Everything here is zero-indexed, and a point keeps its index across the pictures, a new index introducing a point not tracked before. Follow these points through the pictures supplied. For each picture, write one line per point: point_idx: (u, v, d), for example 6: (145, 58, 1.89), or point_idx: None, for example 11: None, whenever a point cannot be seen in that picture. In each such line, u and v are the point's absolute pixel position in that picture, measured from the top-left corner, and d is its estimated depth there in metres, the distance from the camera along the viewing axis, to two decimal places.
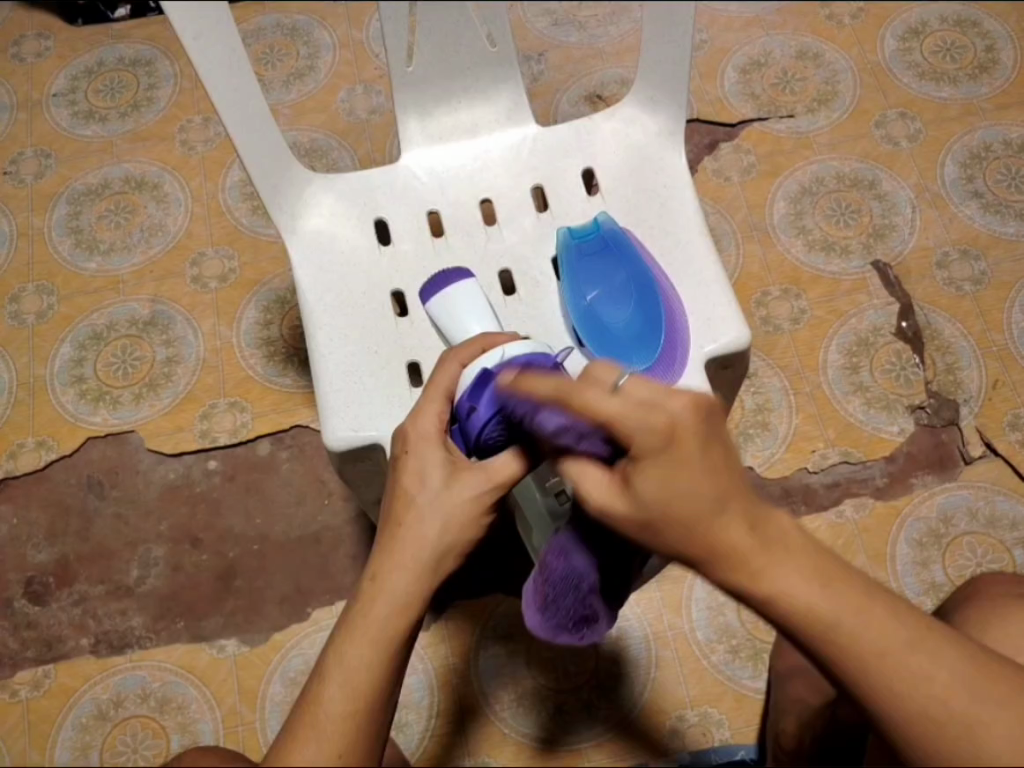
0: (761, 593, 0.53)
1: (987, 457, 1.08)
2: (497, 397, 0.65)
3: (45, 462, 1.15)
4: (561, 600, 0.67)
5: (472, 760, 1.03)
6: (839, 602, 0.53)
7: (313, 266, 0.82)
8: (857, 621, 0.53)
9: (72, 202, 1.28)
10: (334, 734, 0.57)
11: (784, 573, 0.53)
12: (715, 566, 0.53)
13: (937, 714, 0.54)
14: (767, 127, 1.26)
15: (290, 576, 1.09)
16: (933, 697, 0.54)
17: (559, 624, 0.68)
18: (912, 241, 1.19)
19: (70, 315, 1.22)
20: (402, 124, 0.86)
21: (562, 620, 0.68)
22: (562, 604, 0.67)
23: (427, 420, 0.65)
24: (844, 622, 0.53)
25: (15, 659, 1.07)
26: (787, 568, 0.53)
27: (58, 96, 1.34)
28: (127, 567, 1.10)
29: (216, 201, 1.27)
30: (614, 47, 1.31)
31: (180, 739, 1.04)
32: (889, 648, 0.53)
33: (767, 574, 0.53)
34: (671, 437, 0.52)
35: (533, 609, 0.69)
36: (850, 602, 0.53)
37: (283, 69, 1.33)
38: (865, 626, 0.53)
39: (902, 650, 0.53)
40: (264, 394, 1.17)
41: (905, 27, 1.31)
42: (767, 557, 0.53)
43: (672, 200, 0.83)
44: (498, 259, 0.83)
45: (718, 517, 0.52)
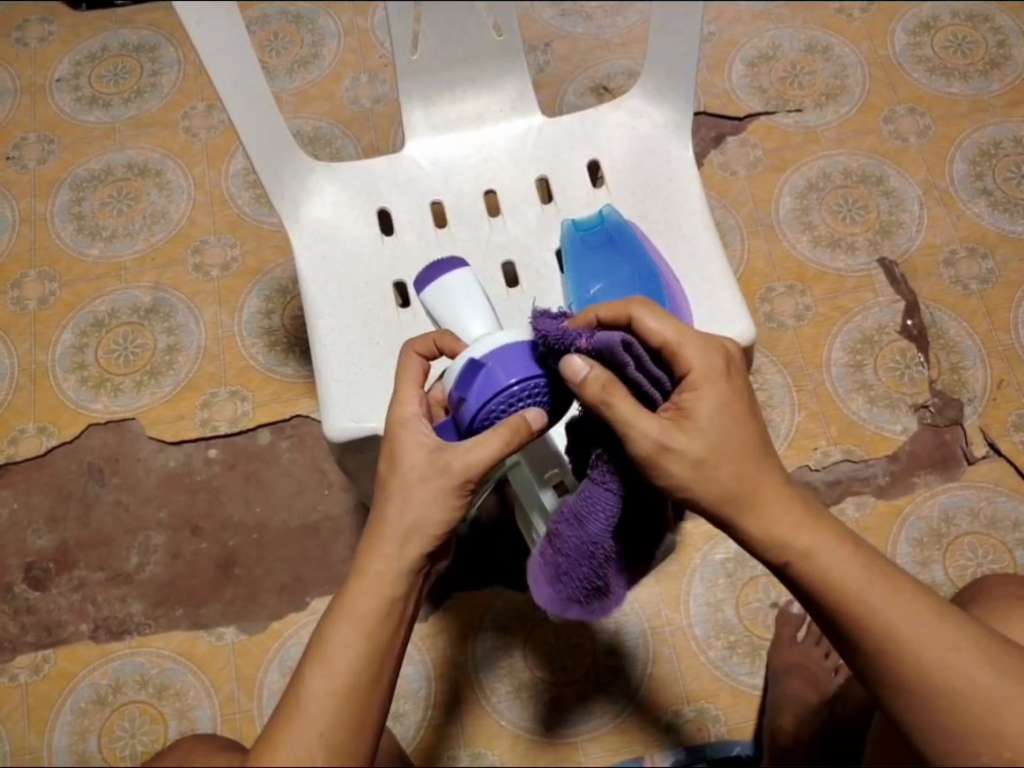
0: (797, 539, 0.64)
1: (990, 457, 1.07)
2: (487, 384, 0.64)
3: (46, 448, 1.15)
4: (576, 571, 0.68)
5: (468, 751, 1.03)
6: (862, 566, 0.63)
7: (315, 256, 0.82)
8: (880, 580, 0.63)
9: (75, 188, 1.28)
10: (319, 716, 0.58)
11: (805, 529, 0.64)
12: (755, 506, 0.64)
13: (954, 682, 0.62)
14: (775, 121, 1.25)
15: (289, 565, 1.09)
16: (951, 666, 0.62)
17: (569, 596, 0.70)
18: (919, 238, 1.18)
19: (72, 302, 1.22)
20: (407, 113, 0.85)
21: (574, 589, 0.69)
22: (573, 575, 0.68)
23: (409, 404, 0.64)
24: (865, 581, 0.63)
25: (15, 644, 1.07)
26: (820, 527, 0.64)
27: (62, 81, 1.33)
28: (127, 553, 1.11)
29: (218, 189, 1.26)
30: (621, 39, 1.30)
31: (178, 725, 1.04)
32: (913, 612, 0.62)
33: (802, 523, 0.64)
34: (725, 376, 0.63)
35: (544, 582, 0.72)
36: (870, 569, 0.63)
37: (287, 57, 1.32)
38: (885, 588, 0.63)
39: (921, 619, 0.62)
40: (265, 383, 1.17)
41: (916, 21, 1.29)
42: (796, 508, 0.64)
43: (678, 194, 0.82)
44: (501, 252, 0.83)
45: (757, 461, 0.64)
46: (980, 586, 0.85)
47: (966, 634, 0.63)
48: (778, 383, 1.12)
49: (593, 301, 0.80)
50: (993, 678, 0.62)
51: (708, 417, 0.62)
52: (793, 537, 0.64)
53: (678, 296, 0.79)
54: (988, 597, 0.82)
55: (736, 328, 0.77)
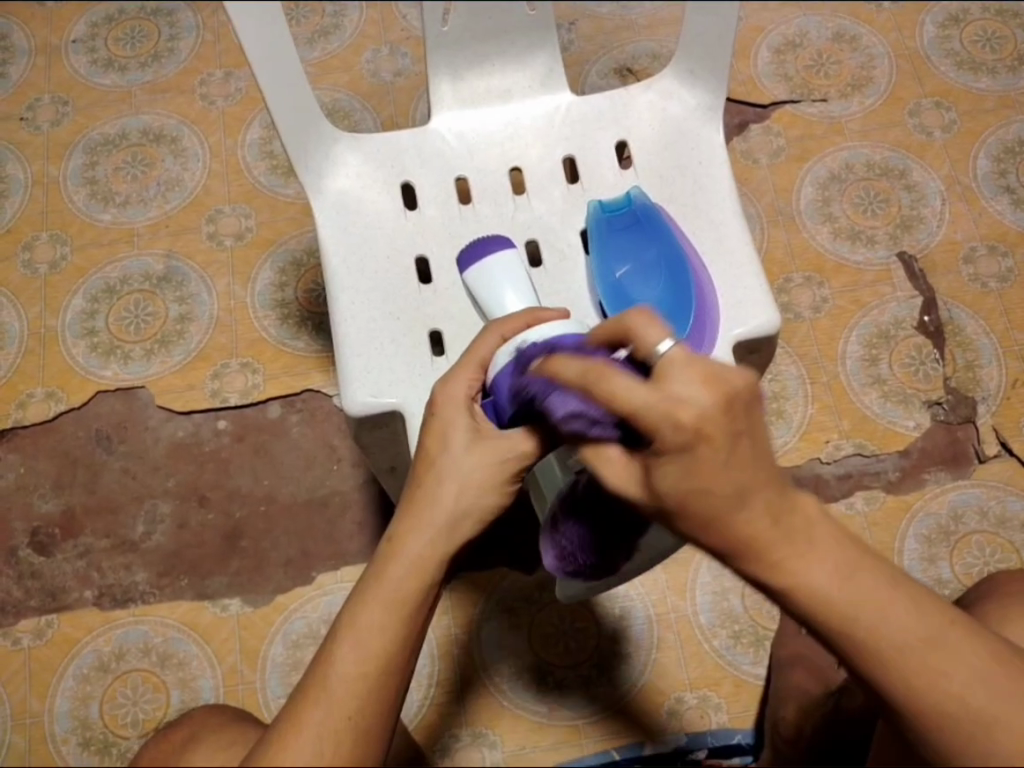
0: (786, 583, 0.53)
1: (1000, 456, 1.07)
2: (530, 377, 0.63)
3: (54, 414, 1.14)
4: (580, 558, 0.69)
5: (469, 730, 1.03)
6: (863, 598, 0.53)
7: (337, 228, 0.81)
8: (879, 615, 0.54)
9: (89, 152, 1.26)
10: (346, 700, 0.57)
11: (808, 568, 0.53)
12: (739, 557, 0.53)
13: (951, 708, 0.56)
14: (799, 110, 1.24)
15: (296, 539, 1.09)
16: (949, 693, 0.55)
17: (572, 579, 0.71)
18: (940, 234, 1.17)
19: (83, 266, 1.21)
20: (434, 86, 0.84)
21: (583, 574, 0.70)
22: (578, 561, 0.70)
23: (457, 385, 0.64)
24: (863, 617, 0.54)
25: (18, 608, 1.07)
26: (816, 563, 0.53)
27: (79, 42, 1.32)
28: (133, 521, 1.10)
29: (235, 158, 1.25)
30: (647, 20, 1.29)
31: (180, 695, 1.04)
32: (914, 641, 0.54)
33: (796, 565, 0.53)
34: (700, 435, 0.49)
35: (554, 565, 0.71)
36: (873, 597, 0.54)
37: (308, 26, 1.31)
38: (886, 619, 0.54)
39: (921, 649, 0.54)
40: (277, 356, 1.16)
41: (945, 14, 1.28)
42: (791, 550, 0.52)
43: (707, 178, 0.81)
44: (525, 229, 0.82)
45: (741, 511, 0.51)
46: (991, 584, 0.85)
47: (966, 648, 0.56)
48: (791, 375, 1.12)
49: (618, 283, 0.79)
50: (996, 695, 0.56)
51: (675, 480, 0.51)
52: (781, 581, 0.53)
53: (705, 282, 0.78)
54: (999, 594, 0.82)
55: (761, 316, 0.77)
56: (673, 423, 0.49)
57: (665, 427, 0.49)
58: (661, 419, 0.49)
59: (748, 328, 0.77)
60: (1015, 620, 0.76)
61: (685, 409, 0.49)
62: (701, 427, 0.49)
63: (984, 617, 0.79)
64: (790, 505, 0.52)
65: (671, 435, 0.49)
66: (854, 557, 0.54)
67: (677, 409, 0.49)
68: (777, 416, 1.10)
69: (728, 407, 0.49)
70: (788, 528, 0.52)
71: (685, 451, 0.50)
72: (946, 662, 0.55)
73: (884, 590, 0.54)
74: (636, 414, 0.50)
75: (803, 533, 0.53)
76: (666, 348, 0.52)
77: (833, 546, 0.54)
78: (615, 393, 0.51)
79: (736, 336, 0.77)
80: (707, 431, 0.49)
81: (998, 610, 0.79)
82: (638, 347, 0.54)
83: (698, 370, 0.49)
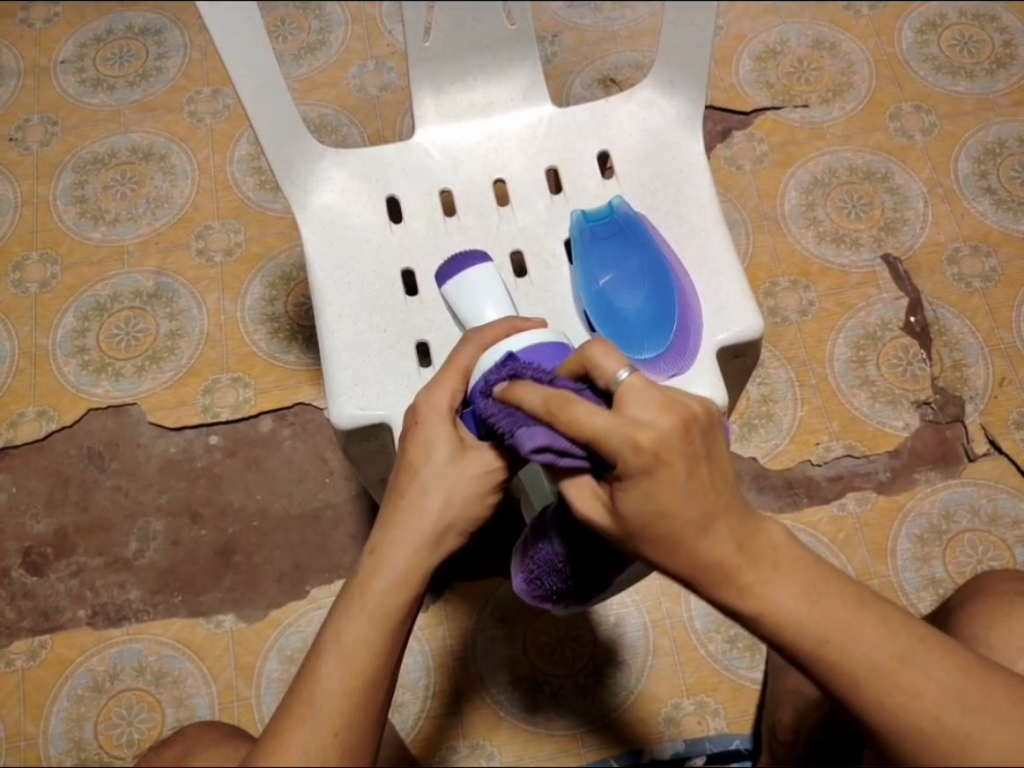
0: (752, 607, 0.53)
1: (990, 455, 1.08)
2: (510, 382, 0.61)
3: (46, 432, 1.14)
4: (541, 579, 0.67)
5: (466, 742, 1.03)
6: (830, 620, 0.52)
7: (323, 241, 0.82)
8: (846, 635, 0.52)
9: (78, 171, 1.27)
10: (334, 718, 0.56)
11: (774, 590, 0.52)
12: (703, 583, 0.53)
13: (925, 727, 0.53)
14: (782, 116, 1.25)
15: (289, 553, 1.09)
16: (924, 714, 0.53)
17: (542, 598, 0.69)
18: (924, 236, 1.18)
19: (74, 285, 1.21)
20: (417, 101, 0.85)
21: (545, 594, 0.68)
22: (545, 581, 0.67)
23: (440, 395, 0.63)
24: (831, 640, 0.52)
25: (12, 629, 1.07)
26: (780, 589, 0.52)
27: (67, 63, 1.33)
28: (126, 540, 1.10)
29: (223, 175, 1.26)
30: (630, 31, 1.30)
31: (176, 713, 1.04)
32: (883, 663, 0.53)
33: (762, 590, 0.52)
34: (660, 459, 0.49)
35: (521, 578, 0.69)
36: (838, 618, 0.53)
37: (294, 43, 1.32)
38: (852, 639, 0.52)
39: (890, 668, 0.53)
40: (268, 370, 1.16)
41: (923, 19, 1.30)
42: (756, 574, 0.52)
43: (688, 186, 0.82)
44: (511, 240, 0.82)
45: (704, 537, 0.51)
46: (977, 582, 0.85)
47: (939, 666, 0.54)
48: (780, 378, 1.13)
49: (602, 292, 0.79)
50: (972, 715, 0.53)
51: (634, 504, 0.51)
52: (747, 606, 0.53)
53: (688, 290, 0.79)
54: (989, 590, 0.81)
55: (744, 322, 0.77)
56: (633, 444, 0.49)
57: (626, 450, 0.50)
58: (624, 441, 0.50)
59: (730, 333, 0.77)
60: (1003, 618, 0.76)
61: (644, 432, 0.49)
62: (660, 450, 0.49)
63: (971, 618, 0.78)
64: (754, 530, 0.52)
65: (631, 459, 0.50)
66: (820, 580, 0.53)
67: (637, 431, 0.50)
68: (767, 419, 1.11)
69: (686, 432, 0.50)
70: (752, 553, 0.52)
71: (645, 475, 0.50)
72: (918, 680, 0.53)
73: (848, 612, 0.53)
74: (601, 438, 0.50)
75: (767, 557, 0.52)
76: (624, 376, 0.54)
77: (797, 562, 0.53)
78: (578, 418, 0.52)
79: (719, 342, 0.77)
80: (666, 454, 0.50)
81: (987, 609, 0.79)
82: (598, 377, 0.56)
83: (656, 398, 0.51)
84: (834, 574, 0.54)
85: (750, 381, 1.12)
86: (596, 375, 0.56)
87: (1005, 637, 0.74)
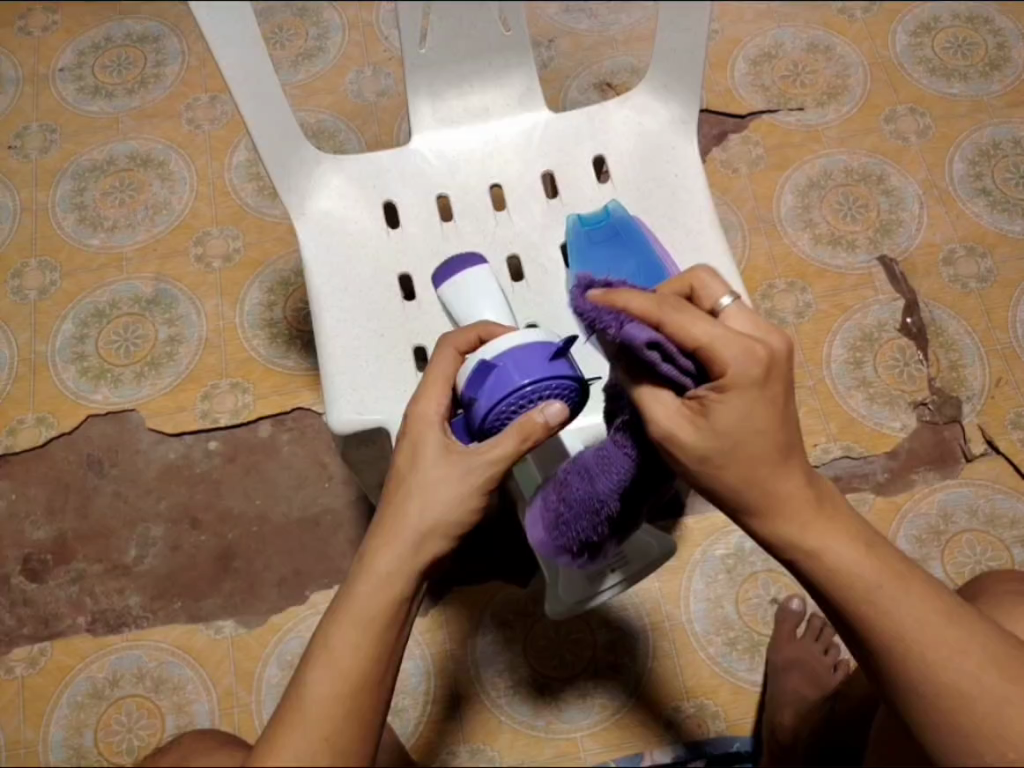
0: (813, 543, 0.57)
1: (988, 455, 1.08)
2: (496, 389, 0.64)
3: (45, 439, 1.15)
4: (577, 520, 0.71)
5: (467, 746, 1.03)
6: (884, 570, 0.57)
7: (321, 247, 0.82)
8: (898, 586, 0.56)
9: (76, 178, 1.27)
10: (322, 722, 0.55)
11: (833, 531, 0.57)
12: (772, 517, 0.57)
13: (965, 689, 0.56)
14: (777, 119, 1.26)
15: (289, 558, 1.09)
16: (964, 678, 0.56)
17: (569, 535, 0.74)
18: (919, 238, 1.18)
19: (73, 291, 1.21)
20: (414, 107, 0.85)
21: (572, 533, 0.73)
22: (575, 520, 0.72)
23: (428, 405, 0.64)
24: (884, 589, 0.56)
25: (11, 636, 1.07)
26: (841, 530, 0.57)
27: (65, 71, 1.33)
28: (126, 546, 1.10)
29: (221, 181, 1.26)
30: (625, 35, 1.31)
31: (176, 719, 1.04)
32: (931, 620, 0.56)
33: (821, 528, 0.57)
34: (768, 374, 0.54)
35: (547, 514, 0.74)
36: (889, 567, 0.57)
37: (291, 50, 1.33)
38: (904, 590, 0.56)
39: (936, 625, 0.56)
40: (266, 375, 1.16)
41: (916, 22, 1.31)
42: (817, 513, 0.57)
43: (683, 190, 0.83)
44: (507, 244, 0.83)
45: (781, 468, 0.56)
46: (978, 583, 0.85)
47: (977, 634, 0.57)
48: None
49: None
50: (1009, 685, 0.56)
51: (732, 418, 0.55)
52: (810, 542, 0.57)
53: None
54: (990, 592, 0.82)
55: None
56: (749, 354, 0.53)
57: (739, 362, 0.53)
58: (740, 350, 0.53)
59: None
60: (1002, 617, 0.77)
61: (760, 347, 0.54)
62: (770, 366, 0.54)
63: None
64: (818, 476, 0.58)
65: (742, 367, 0.53)
66: (873, 535, 0.58)
67: (752, 344, 0.53)
68: None
69: (788, 357, 0.55)
70: (817, 491, 0.57)
71: (751, 388, 0.54)
72: (961, 642, 0.56)
73: (900, 565, 0.57)
74: (715, 343, 0.53)
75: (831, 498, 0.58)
76: (729, 303, 0.57)
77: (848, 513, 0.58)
78: (688, 322, 0.54)
79: None
80: (772, 372, 0.54)
81: (986, 609, 0.79)
82: (701, 299, 0.59)
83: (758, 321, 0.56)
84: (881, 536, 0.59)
85: None
86: (700, 298, 0.59)
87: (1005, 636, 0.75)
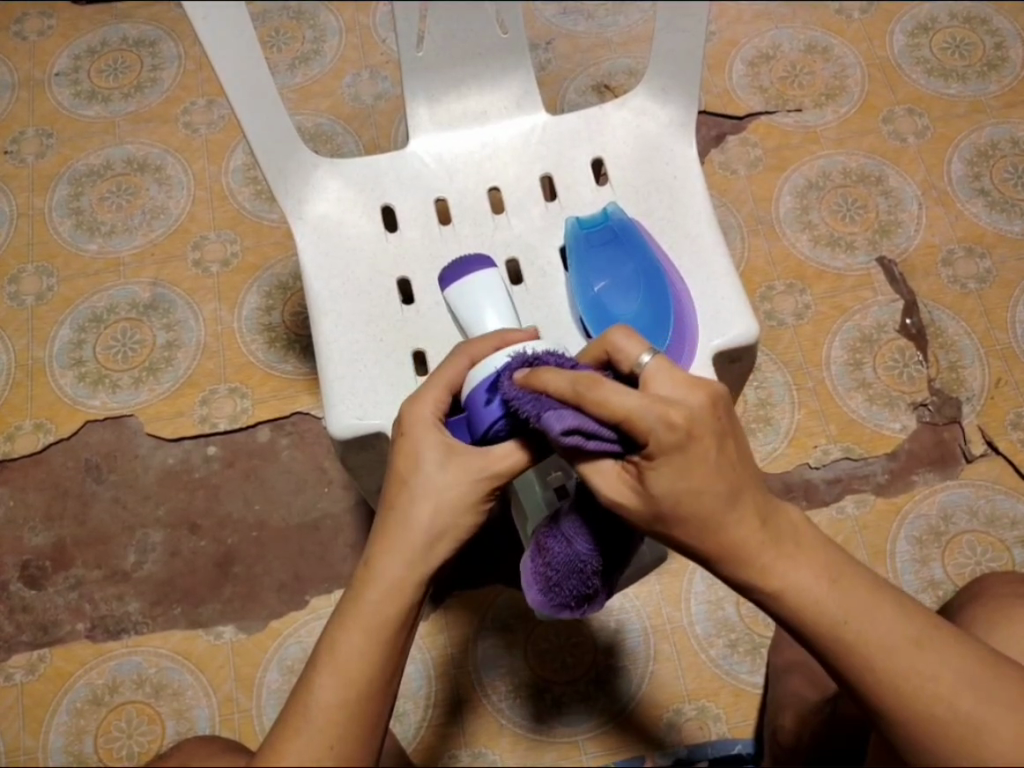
0: (776, 585, 0.56)
1: (988, 456, 1.08)
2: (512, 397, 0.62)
3: (43, 445, 1.14)
4: (565, 582, 0.66)
5: (468, 750, 1.03)
6: (851, 600, 0.56)
7: (319, 252, 0.82)
8: (867, 615, 0.56)
9: (73, 183, 1.27)
10: (325, 730, 0.56)
11: (794, 569, 0.56)
12: (729, 565, 0.55)
13: (939, 713, 0.56)
14: (775, 121, 1.25)
15: (288, 563, 1.09)
16: (938, 701, 0.56)
17: (562, 603, 0.69)
18: (918, 238, 1.18)
19: (70, 296, 1.21)
20: (411, 110, 0.85)
21: (565, 600, 0.68)
22: (564, 586, 0.67)
23: (426, 406, 0.63)
24: (852, 620, 0.55)
25: (10, 643, 1.06)
26: (801, 567, 0.56)
27: (61, 75, 1.33)
28: (125, 552, 1.10)
29: (219, 185, 1.26)
30: (623, 37, 1.31)
31: (176, 726, 1.03)
32: (903, 645, 0.56)
33: (783, 567, 0.55)
34: (693, 434, 0.52)
35: (535, 588, 0.69)
36: (857, 597, 0.56)
37: (288, 53, 1.32)
38: (872, 619, 0.56)
39: (909, 650, 0.56)
40: (265, 379, 1.16)
41: (914, 23, 1.31)
42: (776, 553, 0.55)
43: (682, 192, 0.82)
44: (506, 248, 0.83)
45: (731, 515, 0.54)
46: (979, 584, 0.85)
47: (952, 652, 0.57)
48: (777, 381, 1.13)
49: (597, 298, 0.80)
50: (984, 703, 0.56)
51: (671, 480, 0.53)
52: (770, 584, 0.56)
53: (683, 296, 0.79)
54: (991, 594, 0.82)
55: (739, 327, 0.77)
56: (667, 421, 0.51)
57: (659, 426, 0.52)
58: (658, 418, 0.52)
59: (726, 338, 0.77)
60: (1004, 620, 0.76)
61: (676, 409, 0.52)
62: (692, 426, 0.52)
63: (973, 619, 0.79)
64: (775, 510, 0.56)
65: (665, 434, 0.52)
66: (838, 563, 0.57)
67: (669, 409, 0.52)
68: (765, 423, 1.11)
69: (713, 408, 0.53)
70: (774, 531, 0.55)
71: (678, 450, 0.52)
72: (935, 666, 0.56)
73: (867, 593, 0.56)
74: (633, 416, 0.52)
75: (789, 535, 0.56)
76: (646, 360, 0.57)
77: (812, 545, 0.56)
78: (608, 396, 0.53)
79: (715, 347, 0.77)
80: (697, 430, 0.52)
81: (988, 612, 0.79)
82: (621, 363, 0.59)
83: (682, 378, 0.54)
84: (848, 558, 0.58)
85: (747, 384, 1.12)
86: (619, 361, 0.59)
87: (1007, 638, 0.74)
